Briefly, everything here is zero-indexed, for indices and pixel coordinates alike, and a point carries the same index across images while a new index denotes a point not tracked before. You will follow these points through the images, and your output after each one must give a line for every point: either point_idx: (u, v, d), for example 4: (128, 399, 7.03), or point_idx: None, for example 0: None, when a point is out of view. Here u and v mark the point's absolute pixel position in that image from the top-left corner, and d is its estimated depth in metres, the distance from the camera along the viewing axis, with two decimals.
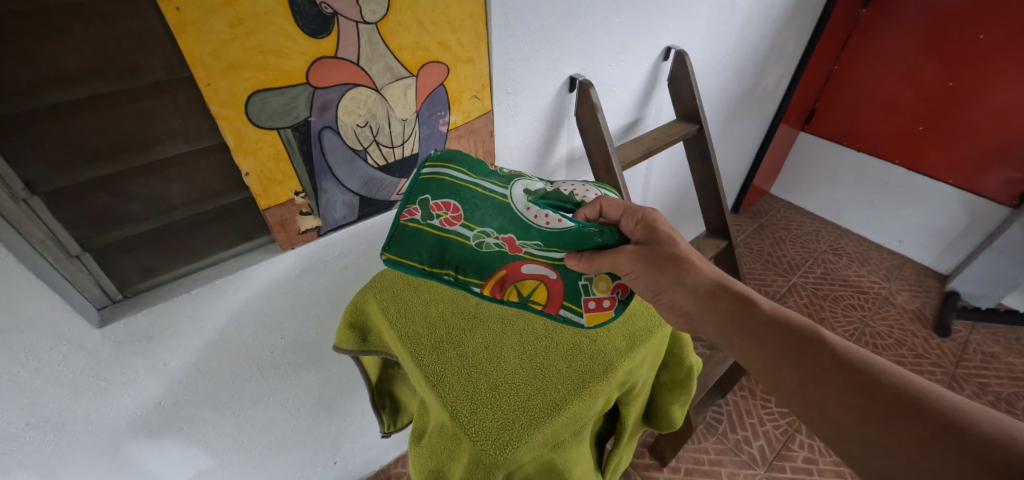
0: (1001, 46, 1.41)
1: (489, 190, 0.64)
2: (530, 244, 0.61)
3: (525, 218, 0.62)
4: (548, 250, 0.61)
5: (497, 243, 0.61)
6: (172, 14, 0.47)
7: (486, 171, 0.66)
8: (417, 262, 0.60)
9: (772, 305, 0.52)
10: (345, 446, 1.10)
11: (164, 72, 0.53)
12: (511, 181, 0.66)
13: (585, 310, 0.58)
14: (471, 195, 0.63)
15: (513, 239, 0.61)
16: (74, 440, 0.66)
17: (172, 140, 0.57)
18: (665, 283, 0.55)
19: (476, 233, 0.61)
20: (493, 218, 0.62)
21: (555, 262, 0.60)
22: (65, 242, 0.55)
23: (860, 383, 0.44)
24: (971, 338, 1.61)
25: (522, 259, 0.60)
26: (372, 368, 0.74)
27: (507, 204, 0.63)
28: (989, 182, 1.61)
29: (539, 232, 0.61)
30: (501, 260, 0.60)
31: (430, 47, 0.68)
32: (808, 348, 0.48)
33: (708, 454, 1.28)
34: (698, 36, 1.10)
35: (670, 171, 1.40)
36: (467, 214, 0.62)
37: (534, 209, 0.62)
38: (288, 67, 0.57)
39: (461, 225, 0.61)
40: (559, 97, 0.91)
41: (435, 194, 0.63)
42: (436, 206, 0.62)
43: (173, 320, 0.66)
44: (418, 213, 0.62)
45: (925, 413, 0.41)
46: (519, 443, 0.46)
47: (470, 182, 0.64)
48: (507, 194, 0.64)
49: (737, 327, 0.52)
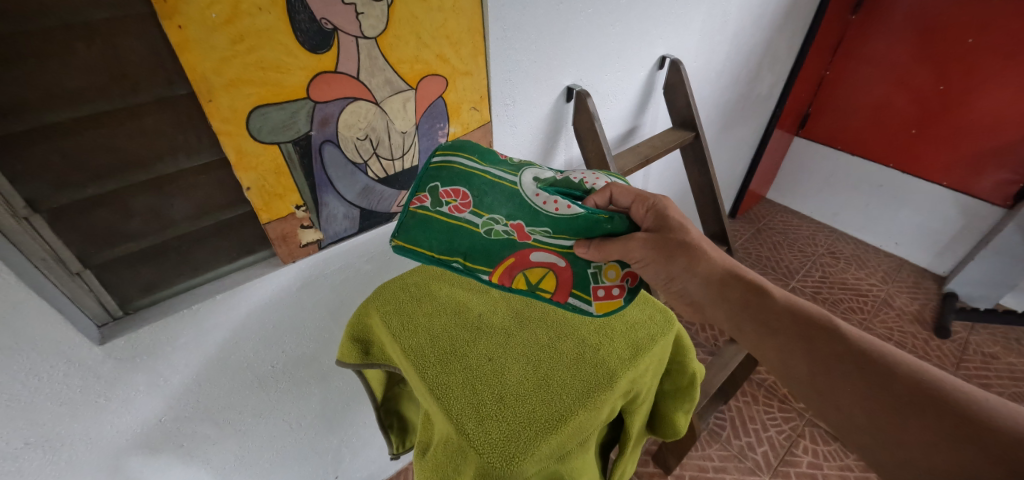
0: (992, 49, 1.44)
1: (499, 177, 0.64)
2: (539, 231, 0.61)
3: (533, 204, 0.62)
4: (557, 237, 0.61)
5: (506, 230, 0.61)
6: (174, 32, 0.48)
7: (496, 159, 0.66)
8: (427, 249, 0.60)
9: (785, 295, 0.53)
10: (347, 460, 1.08)
11: (165, 89, 0.54)
12: (520, 169, 0.66)
13: (594, 297, 0.59)
14: (479, 183, 0.63)
15: (523, 226, 0.61)
16: (73, 459, 0.65)
17: (172, 156, 0.57)
18: (675, 271, 0.56)
19: (485, 220, 0.61)
20: (503, 205, 0.62)
21: (565, 250, 0.61)
22: (66, 260, 0.55)
23: (873, 374, 0.44)
24: (971, 339, 1.62)
25: (531, 247, 0.61)
26: (378, 386, 0.72)
27: (517, 191, 0.63)
28: (983, 184, 1.62)
29: (548, 218, 0.61)
30: (507, 249, 0.61)
31: (429, 60, 0.68)
32: (821, 339, 0.48)
33: (712, 461, 1.27)
34: (692, 45, 1.12)
35: (667, 178, 1.41)
36: (477, 201, 0.62)
37: (542, 196, 0.62)
38: (289, 82, 0.57)
39: (470, 212, 0.62)
40: (557, 106, 0.92)
41: (445, 181, 0.63)
42: (446, 193, 0.63)
43: (174, 335, 0.66)
44: (427, 200, 0.63)
45: (939, 405, 0.41)
46: (525, 455, 0.46)
47: (479, 170, 0.64)
48: (515, 181, 0.64)
49: (748, 317, 0.52)
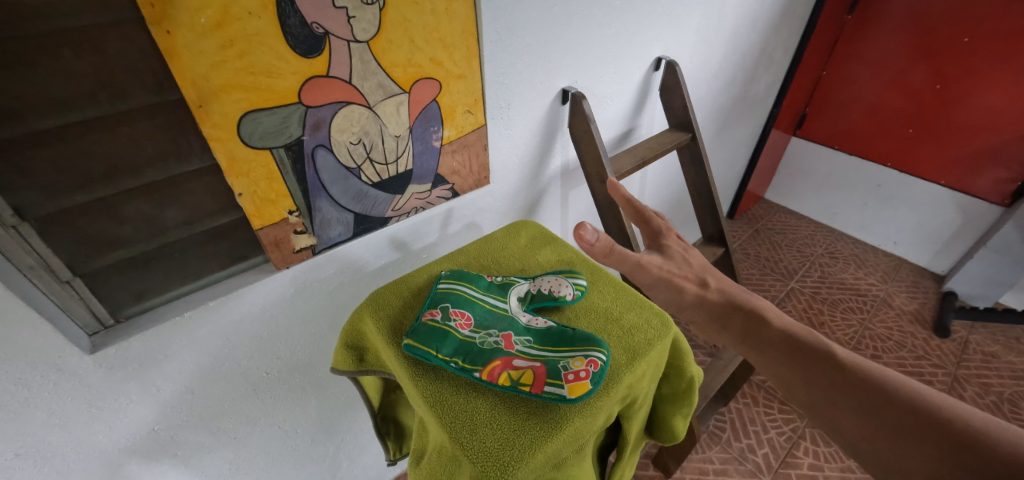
0: (988, 48, 1.44)
1: (494, 305, 0.61)
2: (522, 340, 0.56)
3: (523, 324, 0.58)
4: (538, 347, 0.55)
5: (496, 341, 0.55)
6: (163, 37, 0.47)
7: (488, 285, 0.64)
8: (433, 349, 0.53)
9: (783, 323, 0.56)
10: (344, 466, 1.07)
11: (155, 94, 0.53)
12: (507, 292, 0.63)
13: (565, 382, 0.50)
14: (482, 310, 0.59)
15: (511, 336, 0.56)
16: (65, 468, 0.64)
17: (162, 163, 0.57)
18: (683, 301, 0.60)
19: (481, 335, 0.56)
20: (496, 322, 0.58)
21: (536, 353, 0.53)
22: (56, 268, 0.54)
23: (867, 398, 0.47)
24: (971, 338, 1.61)
25: (512, 354, 0.53)
26: (373, 393, 0.71)
27: (508, 316, 0.59)
28: (980, 182, 1.62)
29: (532, 332, 0.57)
30: (492, 353, 0.53)
31: (423, 64, 0.68)
32: (817, 365, 0.51)
33: (713, 464, 1.26)
34: (688, 46, 1.11)
35: (665, 178, 1.40)
36: (478, 321, 0.58)
37: (528, 317, 0.60)
38: (280, 87, 0.57)
39: (471, 331, 0.56)
40: (552, 109, 0.91)
41: (455, 302, 0.59)
42: (455, 312, 0.58)
43: (165, 343, 0.65)
44: (437, 314, 0.58)
45: (932, 427, 0.44)
46: (519, 463, 0.45)
47: (479, 298, 0.61)
48: (507, 308, 0.60)
49: (748, 345, 0.56)
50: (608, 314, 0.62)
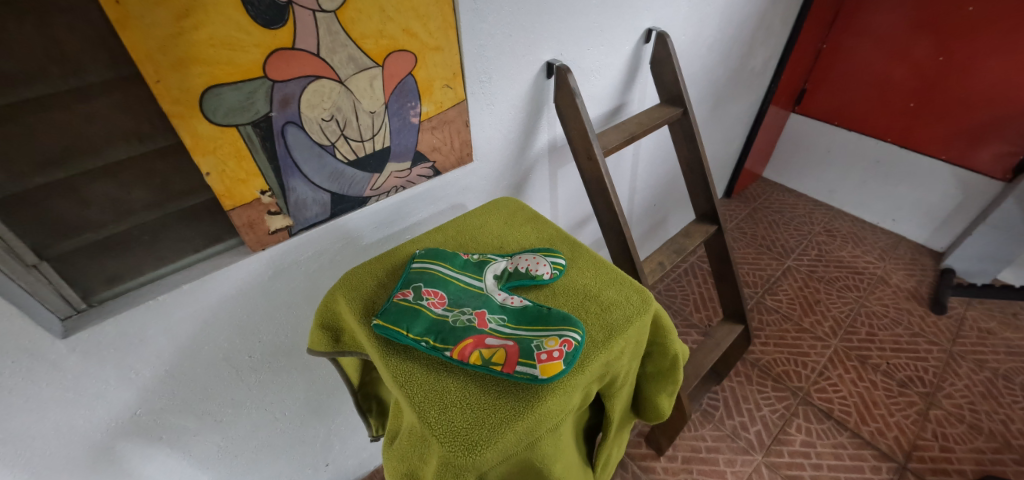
0: (992, 17, 1.39)
1: (468, 283, 0.59)
2: (496, 318, 0.54)
3: (498, 302, 0.57)
4: (511, 326, 0.54)
5: (469, 319, 0.54)
6: (111, 7, 0.45)
7: (463, 262, 0.62)
8: (405, 329, 0.52)
9: None
10: (335, 448, 1.08)
11: (110, 69, 0.51)
12: (482, 269, 0.62)
13: (537, 361, 0.49)
14: (457, 289, 0.58)
15: (485, 313, 0.55)
16: (46, 452, 0.64)
17: (124, 141, 0.55)
18: None
19: (453, 313, 0.55)
20: (470, 299, 0.57)
21: (509, 332, 0.52)
22: (19, 252, 0.52)
23: None
24: (968, 314, 1.59)
25: (486, 333, 0.52)
26: (353, 372, 0.70)
27: (482, 294, 0.58)
28: (982, 156, 1.59)
29: (505, 309, 0.56)
30: (464, 331, 0.52)
31: (396, 35, 0.65)
32: None
33: (705, 441, 1.27)
34: (680, 18, 1.07)
35: (657, 156, 1.38)
36: (452, 299, 0.57)
37: (503, 294, 0.59)
38: (242, 60, 0.54)
39: (444, 309, 0.55)
40: (537, 84, 0.88)
41: (428, 281, 0.58)
42: (428, 292, 0.57)
43: (141, 327, 0.63)
44: (410, 294, 0.56)
45: None
46: (488, 443, 0.44)
47: (453, 276, 0.60)
48: (481, 285, 0.59)
49: None
50: (588, 292, 0.60)
